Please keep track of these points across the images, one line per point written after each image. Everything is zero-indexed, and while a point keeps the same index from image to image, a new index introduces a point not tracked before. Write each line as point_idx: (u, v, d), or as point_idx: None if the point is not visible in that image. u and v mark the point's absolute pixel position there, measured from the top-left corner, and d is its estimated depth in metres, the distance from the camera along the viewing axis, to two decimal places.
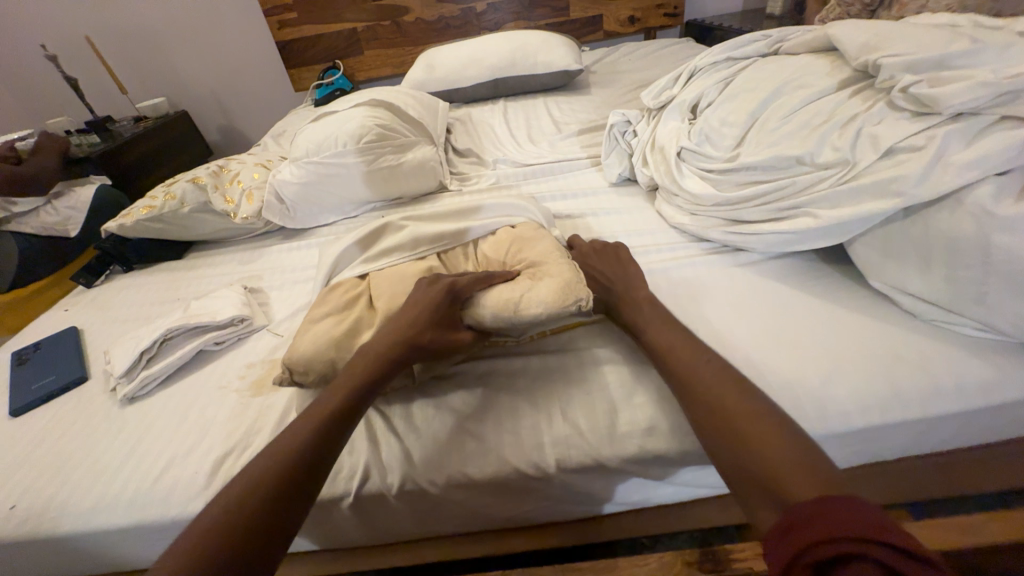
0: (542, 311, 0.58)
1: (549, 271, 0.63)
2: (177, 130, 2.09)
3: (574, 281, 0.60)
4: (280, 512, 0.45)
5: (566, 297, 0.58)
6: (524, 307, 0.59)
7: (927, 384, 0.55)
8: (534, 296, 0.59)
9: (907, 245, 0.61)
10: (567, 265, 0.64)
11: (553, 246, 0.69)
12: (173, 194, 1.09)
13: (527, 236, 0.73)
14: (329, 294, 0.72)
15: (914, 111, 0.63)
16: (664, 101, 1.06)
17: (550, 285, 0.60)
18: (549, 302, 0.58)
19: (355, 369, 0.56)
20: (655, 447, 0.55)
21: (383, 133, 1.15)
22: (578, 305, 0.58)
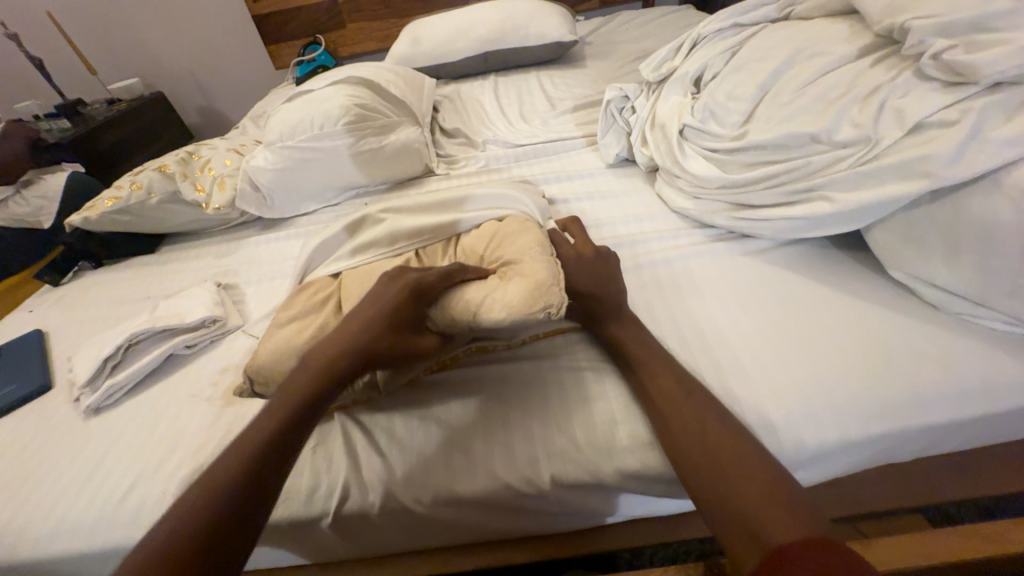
0: (505, 316, 0.52)
1: (524, 269, 0.56)
2: (153, 112, 1.98)
3: (548, 283, 0.53)
4: (233, 531, 0.40)
5: (533, 302, 0.51)
6: (485, 310, 0.53)
7: (953, 385, 0.51)
8: (498, 299, 0.53)
9: (934, 231, 0.55)
10: (546, 262, 0.56)
11: (535, 241, 0.62)
12: (139, 184, 1.02)
13: (512, 229, 0.66)
14: (298, 296, 0.67)
15: (945, 81, 0.57)
16: (664, 74, 0.98)
17: (517, 287, 0.53)
18: (513, 307, 0.52)
19: (308, 366, 0.51)
20: (656, 459, 0.51)
21: (362, 113, 1.07)
22: (546, 312, 0.51)
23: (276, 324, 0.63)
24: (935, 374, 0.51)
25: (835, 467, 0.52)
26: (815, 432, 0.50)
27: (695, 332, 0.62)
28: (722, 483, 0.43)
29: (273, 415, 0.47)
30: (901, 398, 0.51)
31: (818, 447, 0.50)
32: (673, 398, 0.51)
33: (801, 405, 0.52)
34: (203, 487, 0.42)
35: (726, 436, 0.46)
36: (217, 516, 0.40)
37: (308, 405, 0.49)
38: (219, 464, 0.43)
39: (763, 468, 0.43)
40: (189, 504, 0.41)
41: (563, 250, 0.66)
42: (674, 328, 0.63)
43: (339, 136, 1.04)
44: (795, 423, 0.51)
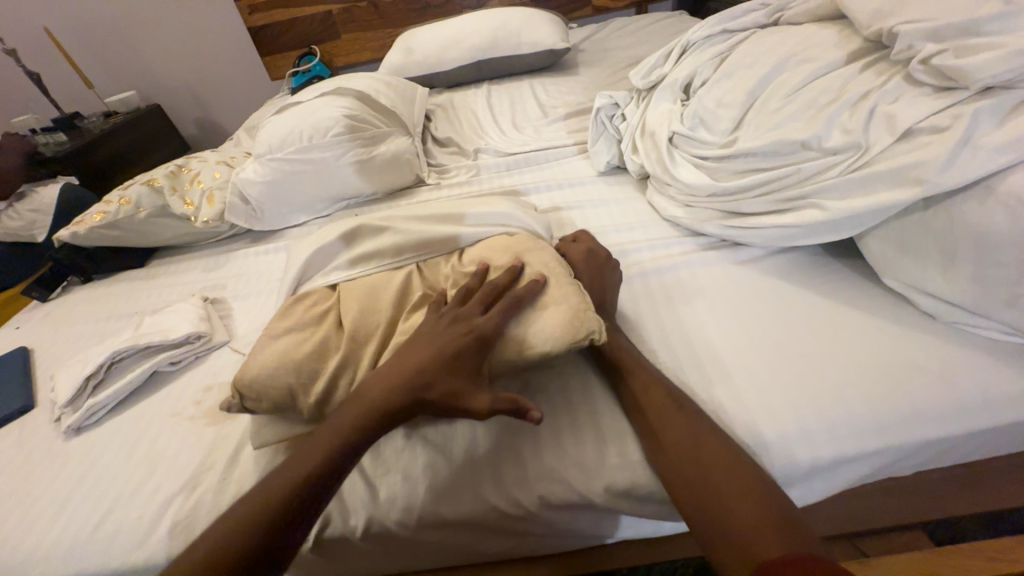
0: (549, 348, 0.52)
1: (551, 294, 0.55)
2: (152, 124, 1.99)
3: (581, 308, 0.53)
4: (266, 560, 0.43)
5: (574, 332, 0.51)
6: (532, 344, 0.52)
7: (951, 398, 0.49)
8: (540, 331, 0.52)
9: (928, 239, 0.54)
10: (570, 284, 0.57)
11: (549, 258, 0.62)
12: (127, 198, 1.02)
13: (521, 246, 0.65)
14: (295, 306, 0.65)
15: (935, 86, 0.56)
16: (654, 81, 0.97)
17: (555, 315, 0.53)
18: (558, 337, 0.52)
19: (349, 413, 0.49)
20: (647, 479, 0.50)
21: (353, 125, 1.06)
22: (590, 337, 0.52)
23: (264, 335, 0.61)
24: (931, 386, 0.50)
25: (832, 485, 0.51)
26: (809, 449, 0.49)
27: (687, 344, 0.60)
28: (710, 499, 0.43)
29: (307, 451, 0.47)
30: (899, 413, 0.49)
31: (812, 464, 0.48)
32: (665, 415, 0.50)
33: (794, 421, 0.50)
34: (232, 517, 0.44)
35: (721, 452, 0.45)
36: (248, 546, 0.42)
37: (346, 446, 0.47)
38: (247, 496, 0.46)
39: (759, 492, 0.42)
40: (218, 532, 0.43)
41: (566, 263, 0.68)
42: (665, 340, 0.62)
43: (328, 148, 1.03)
44: (789, 440, 0.49)
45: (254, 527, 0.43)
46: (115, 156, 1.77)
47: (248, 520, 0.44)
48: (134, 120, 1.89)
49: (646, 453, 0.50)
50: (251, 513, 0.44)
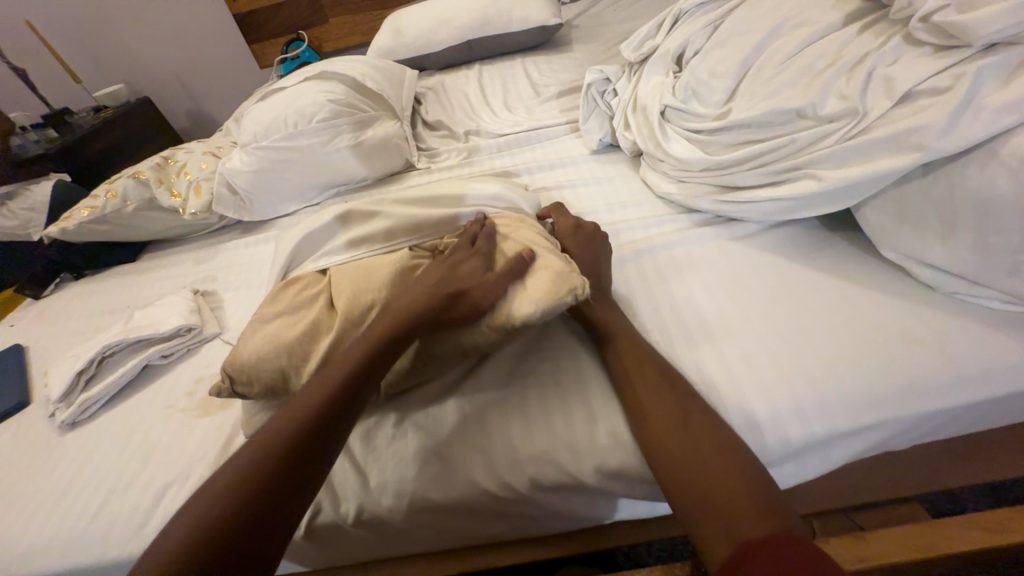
0: (535, 311, 0.49)
1: (537, 263, 0.54)
2: (142, 117, 1.95)
3: (566, 271, 0.51)
4: (263, 518, 0.40)
5: (557, 288, 0.49)
6: (518, 309, 0.50)
7: (948, 371, 0.48)
8: (525, 295, 0.50)
9: (926, 207, 0.52)
10: (556, 253, 0.55)
11: (540, 236, 0.60)
12: (114, 191, 1.00)
13: (512, 225, 0.64)
14: (286, 290, 0.63)
15: (937, 46, 0.53)
16: (646, 53, 0.94)
17: (539, 280, 0.51)
18: (543, 298, 0.49)
19: (324, 374, 0.48)
20: (639, 458, 0.49)
21: (338, 108, 1.04)
22: (574, 294, 0.49)
23: (254, 321, 0.60)
24: (929, 359, 0.49)
25: (827, 461, 0.50)
26: (801, 426, 0.48)
27: (679, 323, 0.59)
28: (693, 472, 0.43)
29: (280, 418, 0.45)
30: (895, 387, 0.48)
31: (805, 441, 0.48)
32: (654, 394, 0.49)
33: (786, 399, 0.49)
34: (205, 498, 0.40)
35: (708, 427, 0.45)
36: (232, 524, 0.38)
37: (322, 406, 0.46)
38: (218, 474, 0.42)
39: (742, 465, 0.42)
40: (191, 518, 0.39)
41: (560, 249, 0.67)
42: (657, 320, 0.61)
43: (314, 134, 1.01)
44: (781, 418, 0.49)
45: (235, 503, 0.39)
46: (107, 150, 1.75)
47: (226, 497, 0.40)
48: (124, 113, 1.86)
49: (635, 433, 0.49)
50: (229, 491, 0.40)
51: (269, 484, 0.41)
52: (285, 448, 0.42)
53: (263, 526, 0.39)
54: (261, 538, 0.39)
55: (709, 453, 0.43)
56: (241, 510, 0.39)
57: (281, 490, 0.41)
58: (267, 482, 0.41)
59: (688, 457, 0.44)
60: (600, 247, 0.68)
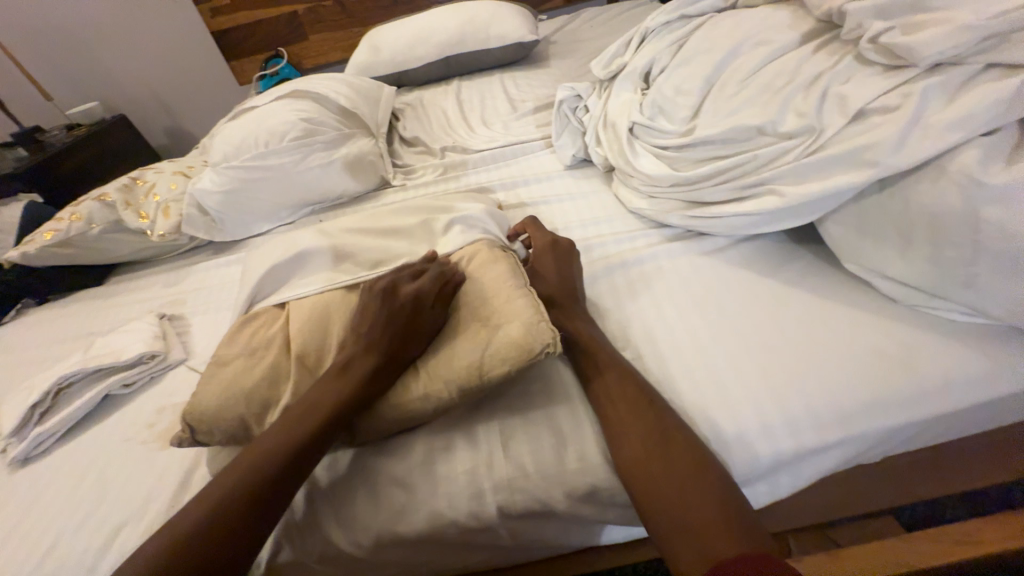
0: (508, 370, 0.49)
1: (506, 311, 0.52)
2: (116, 136, 1.91)
3: (535, 322, 0.50)
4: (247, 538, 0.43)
5: (528, 344, 0.49)
6: (490, 368, 0.49)
7: (911, 383, 0.48)
8: (496, 352, 0.49)
9: (884, 222, 0.53)
10: (524, 297, 0.53)
11: (503, 271, 0.58)
12: (78, 214, 0.97)
13: (479, 261, 0.61)
14: (245, 328, 0.62)
15: (885, 65, 0.55)
16: (615, 71, 0.95)
17: (509, 334, 0.50)
18: (514, 355, 0.49)
19: (272, 441, 0.47)
20: (608, 480, 0.49)
21: (310, 128, 1.04)
22: (546, 351, 0.49)
23: (213, 365, 0.58)
24: (892, 373, 0.49)
25: (798, 479, 0.50)
26: (769, 444, 0.48)
27: (649, 341, 0.59)
28: (666, 494, 0.43)
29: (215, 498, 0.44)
30: (859, 402, 0.48)
31: (773, 459, 0.48)
32: (622, 416, 0.49)
33: (753, 417, 0.49)
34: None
35: (681, 447, 0.45)
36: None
37: (268, 477, 0.45)
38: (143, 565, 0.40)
39: (714, 487, 0.42)
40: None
41: (535, 272, 0.66)
42: (628, 338, 0.61)
43: (286, 153, 1.00)
44: (748, 437, 0.48)
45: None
46: (79, 170, 1.70)
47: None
48: (96, 131, 1.82)
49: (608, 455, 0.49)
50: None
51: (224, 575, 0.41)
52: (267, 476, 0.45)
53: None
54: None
55: (679, 480, 0.43)
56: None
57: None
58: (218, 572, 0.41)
59: (660, 484, 0.43)
60: (573, 263, 0.68)
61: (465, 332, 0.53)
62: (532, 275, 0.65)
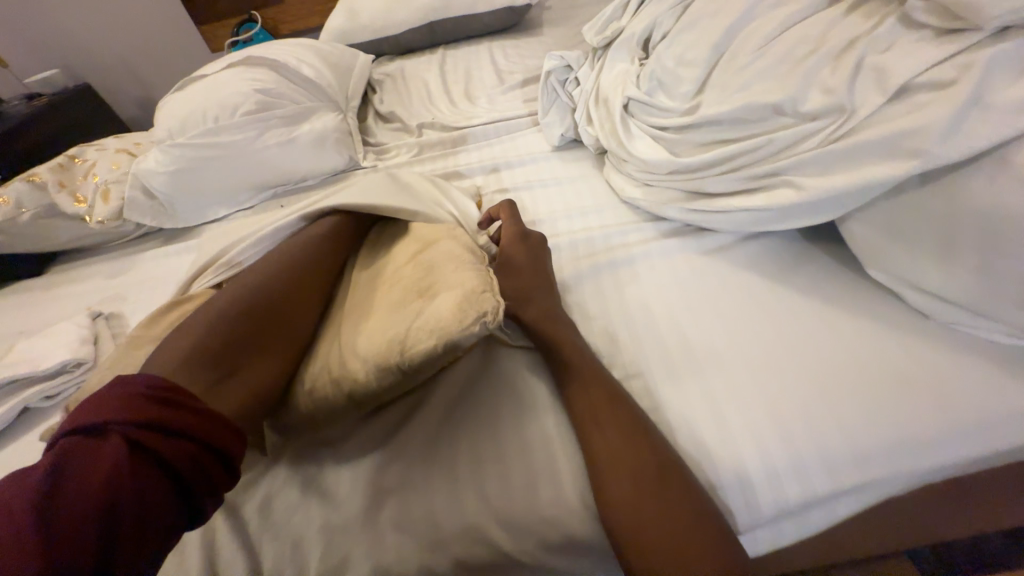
0: (433, 346, 0.38)
1: (445, 280, 0.42)
2: (88, 106, 1.69)
3: (476, 290, 0.39)
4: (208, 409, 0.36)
5: (460, 313, 0.38)
6: (413, 344, 0.38)
7: (947, 420, 0.41)
8: (422, 325, 0.39)
9: (922, 224, 0.44)
10: (473, 268, 0.43)
11: (463, 246, 0.48)
12: (3, 197, 0.86)
13: (431, 238, 0.51)
14: (168, 312, 0.52)
15: (937, 30, 0.45)
16: (610, 37, 0.84)
17: (442, 303, 0.39)
18: (442, 326, 0.37)
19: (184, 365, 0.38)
20: (585, 532, 0.41)
21: (267, 100, 0.93)
22: (481, 323, 0.37)
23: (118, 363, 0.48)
24: (929, 408, 0.41)
25: (808, 528, 0.43)
26: (773, 492, 0.41)
27: (638, 356, 0.51)
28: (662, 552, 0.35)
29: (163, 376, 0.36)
30: (886, 442, 0.41)
31: (777, 509, 0.41)
32: (605, 453, 0.41)
33: (758, 458, 0.42)
34: (95, 411, 0.32)
35: (682, 487, 0.38)
36: (157, 459, 0.32)
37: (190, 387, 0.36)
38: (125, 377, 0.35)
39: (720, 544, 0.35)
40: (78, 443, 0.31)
41: (503, 265, 0.57)
42: (614, 352, 0.52)
43: (238, 128, 0.89)
44: (753, 482, 0.41)
45: (156, 425, 0.32)
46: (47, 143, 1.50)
47: (138, 414, 0.32)
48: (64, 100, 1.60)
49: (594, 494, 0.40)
50: (140, 406, 0.33)
51: (213, 411, 0.36)
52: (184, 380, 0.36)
53: (203, 461, 0.34)
54: (199, 484, 0.34)
55: (681, 542, 0.35)
56: (168, 437, 0.33)
57: (224, 417, 0.35)
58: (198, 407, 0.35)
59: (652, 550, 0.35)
60: (543, 257, 0.59)
61: (399, 306, 0.43)
62: (502, 268, 0.57)
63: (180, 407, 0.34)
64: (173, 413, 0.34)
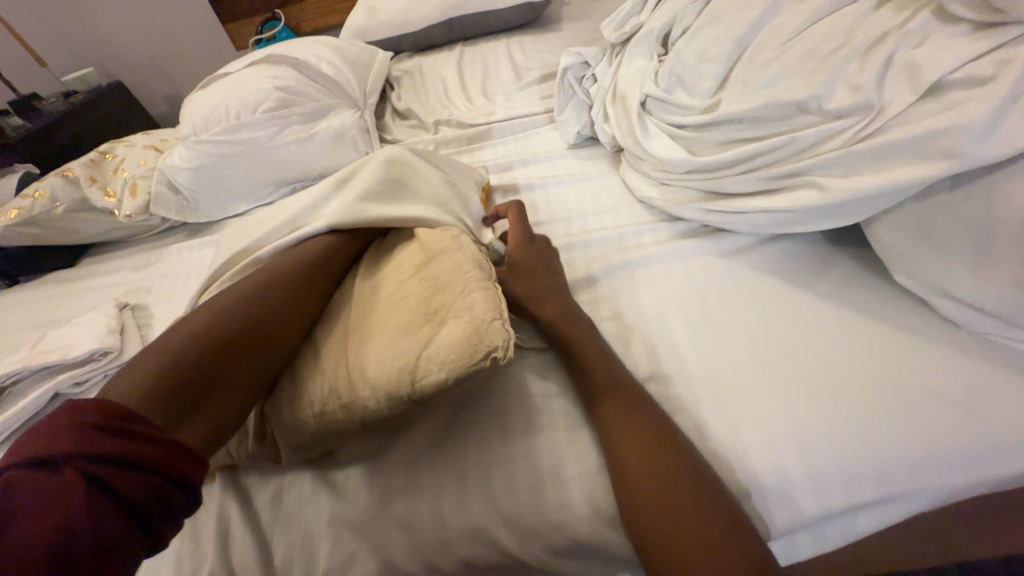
0: (445, 378, 0.39)
1: (455, 305, 0.43)
2: (121, 103, 1.76)
3: (488, 320, 0.40)
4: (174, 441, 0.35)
5: (473, 347, 0.39)
6: (425, 373, 0.40)
7: (976, 437, 0.39)
8: (433, 355, 0.40)
9: (953, 228, 0.42)
10: (482, 290, 0.43)
11: (468, 259, 0.48)
12: (40, 191, 0.90)
13: (437, 247, 0.50)
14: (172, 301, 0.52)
15: (976, 23, 0.42)
16: (629, 33, 0.82)
17: (453, 334, 0.40)
18: (454, 360, 0.39)
19: (177, 375, 0.39)
20: (594, 537, 0.41)
21: (286, 97, 0.95)
22: (492, 358, 0.39)
23: None
24: (956, 423, 0.40)
25: (830, 549, 0.41)
26: (788, 507, 0.40)
27: (651, 361, 0.50)
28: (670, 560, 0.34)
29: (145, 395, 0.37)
30: (909, 460, 0.39)
31: (792, 524, 0.39)
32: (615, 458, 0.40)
33: (772, 469, 0.40)
34: (41, 444, 0.31)
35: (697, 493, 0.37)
36: (110, 491, 0.32)
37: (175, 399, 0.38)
38: (78, 405, 0.33)
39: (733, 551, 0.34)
40: (22, 477, 0.30)
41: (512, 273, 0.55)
42: (626, 355, 0.51)
43: (259, 126, 0.91)
44: (767, 494, 0.40)
45: (113, 459, 0.32)
46: (82, 139, 1.56)
47: (93, 446, 0.32)
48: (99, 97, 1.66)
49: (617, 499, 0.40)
50: (92, 439, 0.32)
51: (174, 440, 0.35)
52: (177, 392, 0.39)
53: (167, 493, 0.34)
54: (158, 513, 0.34)
55: (697, 550, 0.34)
56: (127, 472, 0.32)
57: (186, 447, 0.35)
58: (162, 438, 0.35)
59: (663, 558, 0.35)
60: (549, 263, 0.58)
61: (405, 325, 0.43)
62: (509, 274, 0.55)
63: (139, 437, 0.34)
64: (131, 444, 0.33)
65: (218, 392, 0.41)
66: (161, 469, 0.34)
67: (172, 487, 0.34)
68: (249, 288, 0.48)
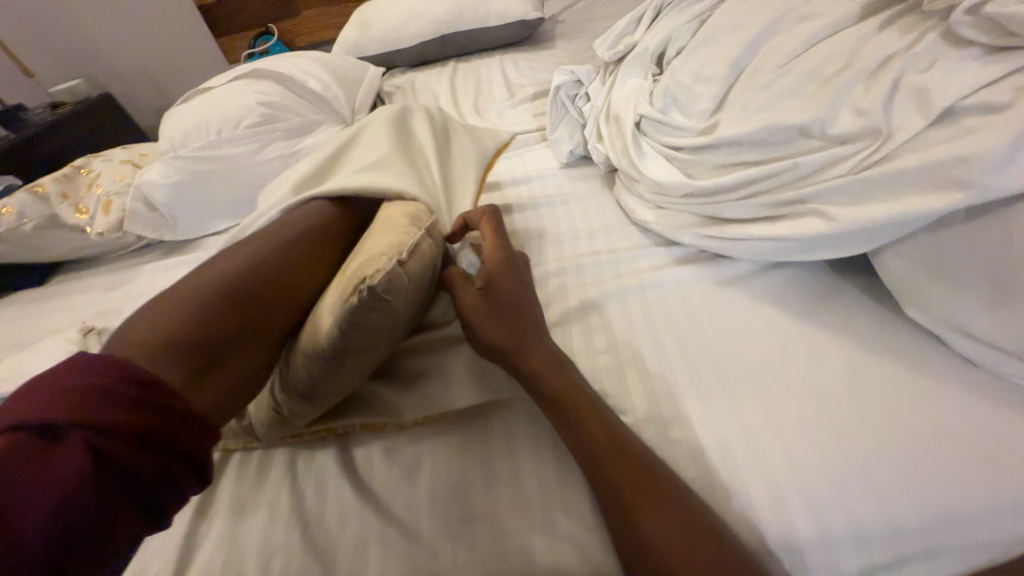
0: (333, 322, 0.40)
1: (361, 253, 0.45)
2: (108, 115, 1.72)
3: (377, 255, 0.41)
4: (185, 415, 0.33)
5: (351, 281, 0.40)
6: (323, 322, 0.41)
7: (1001, 493, 0.36)
8: (330, 302, 0.42)
9: (970, 260, 0.40)
10: (391, 235, 0.45)
11: (404, 216, 0.50)
12: (6, 207, 0.85)
13: (388, 215, 0.52)
14: None
15: (986, 45, 0.40)
16: (622, 52, 0.81)
17: (345, 277, 0.42)
18: (338, 301, 0.40)
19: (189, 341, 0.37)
20: None
21: (270, 113, 0.92)
22: (361, 288, 0.38)
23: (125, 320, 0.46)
24: (973, 472, 0.36)
25: None
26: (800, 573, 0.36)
27: (649, 398, 0.46)
28: None
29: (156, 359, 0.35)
30: (926, 517, 0.36)
31: None
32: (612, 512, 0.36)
33: (777, 528, 0.37)
34: (50, 405, 0.29)
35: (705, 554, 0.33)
36: (116, 466, 0.30)
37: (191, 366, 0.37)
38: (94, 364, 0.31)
39: None
40: (22, 447, 0.28)
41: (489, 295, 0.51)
42: (623, 392, 0.48)
43: (240, 142, 0.89)
44: (776, 557, 0.36)
45: (121, 432, 0.30)
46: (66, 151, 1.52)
47: (104, 417, 0.29)
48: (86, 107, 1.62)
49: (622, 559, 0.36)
50: (101, 406, 0.29)
51: (188, 414, 0.33)
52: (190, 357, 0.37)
53: (172, 471, 0.32)
54: (166, 492, 0.32)
55: None
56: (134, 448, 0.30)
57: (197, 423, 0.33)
58: (174, 409, 0.32)
59: None
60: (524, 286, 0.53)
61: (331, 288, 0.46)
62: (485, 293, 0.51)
63: (148, 410, 0.31)
64: (142, 416, 0.31)
65: (225, 361, 0.39)
66: (170, 445, 0.32)
67: (182, 463, 0.33)
68: (217, 266, 0.46)
